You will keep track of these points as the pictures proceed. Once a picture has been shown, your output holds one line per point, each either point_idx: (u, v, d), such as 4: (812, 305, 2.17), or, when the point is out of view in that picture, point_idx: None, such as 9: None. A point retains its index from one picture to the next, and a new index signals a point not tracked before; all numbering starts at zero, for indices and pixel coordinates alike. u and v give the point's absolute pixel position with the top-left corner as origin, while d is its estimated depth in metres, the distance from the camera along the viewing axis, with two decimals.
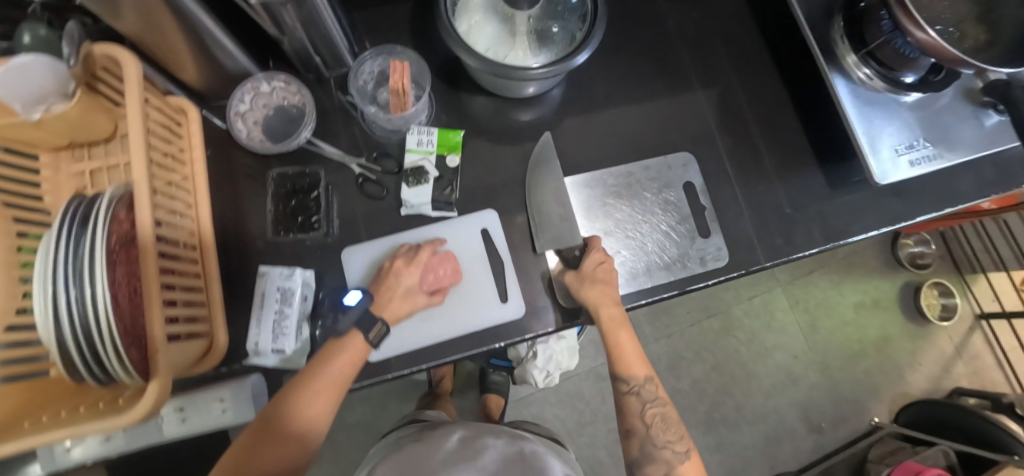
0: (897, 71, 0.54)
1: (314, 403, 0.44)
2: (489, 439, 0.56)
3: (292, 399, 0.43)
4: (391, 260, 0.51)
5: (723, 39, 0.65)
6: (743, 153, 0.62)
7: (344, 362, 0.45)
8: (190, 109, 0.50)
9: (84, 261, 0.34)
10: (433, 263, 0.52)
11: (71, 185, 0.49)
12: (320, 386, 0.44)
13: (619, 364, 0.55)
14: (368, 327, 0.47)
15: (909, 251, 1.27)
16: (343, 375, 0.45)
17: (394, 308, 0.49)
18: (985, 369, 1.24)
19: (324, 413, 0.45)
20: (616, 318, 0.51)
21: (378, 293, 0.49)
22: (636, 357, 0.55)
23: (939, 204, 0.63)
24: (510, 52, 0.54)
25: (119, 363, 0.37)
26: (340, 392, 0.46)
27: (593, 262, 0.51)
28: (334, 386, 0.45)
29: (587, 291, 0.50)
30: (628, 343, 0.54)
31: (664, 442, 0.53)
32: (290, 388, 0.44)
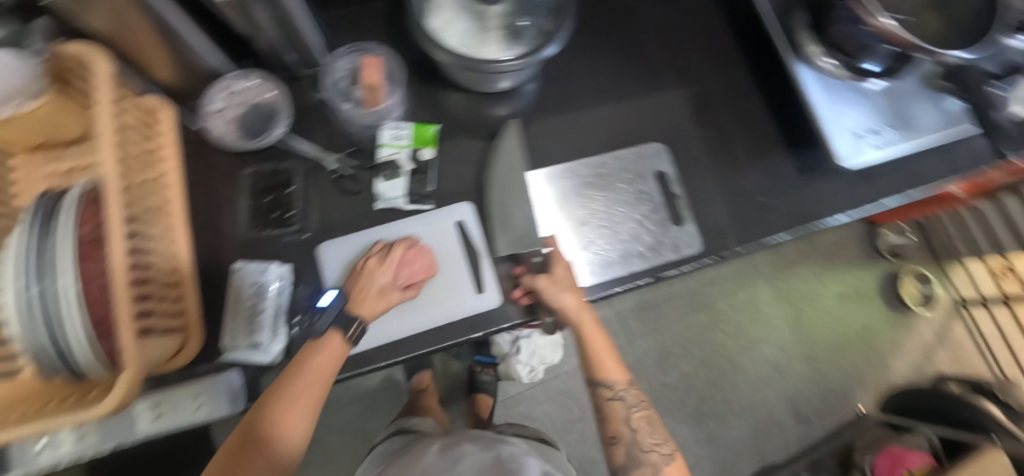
0: (858, 58, 0.57)
1: (299, 404, 0.45)
2: (472, 449, 0.65)
3: (277, 401, 0.45)
4: (365, 260, 0.52)
5: (692, 33, 0.67)
6: (714, 143, 0.63)
7: (325, 362, 0.46)
8: (164, 109, 0.50)
9: (50, 255, 0.34)
10: (407, 262, 0.52)
11: (42, 185, 0.49)
12: (303, 388, 0.45)
13: (598, 372, 0.58)
14: (346, 326, 0.48)
15: (887, 242, 1.29)
16: (325, 374, 0.46)
17: (371, 304, 0.50)
18: (967, 356, 1.26)
19: (311, 410, 0.46)
20: (593, 323, 0.55)
21: (353, 292, 0.50)
22: (614, 364, 0.58)
23: (906, 188, 0.65)
24: (481, 46, 0.55)
25: (89, 358, 0.36)
26: (323, 389, 0.47)
27: (561, 267, 0.52)
28: (316, 386, 0.46)
29: (564, 298, 0.51)
30: (604, 350, 0.57)
31: (650, 445, 0.56)
32: (274, 390, 0.46)
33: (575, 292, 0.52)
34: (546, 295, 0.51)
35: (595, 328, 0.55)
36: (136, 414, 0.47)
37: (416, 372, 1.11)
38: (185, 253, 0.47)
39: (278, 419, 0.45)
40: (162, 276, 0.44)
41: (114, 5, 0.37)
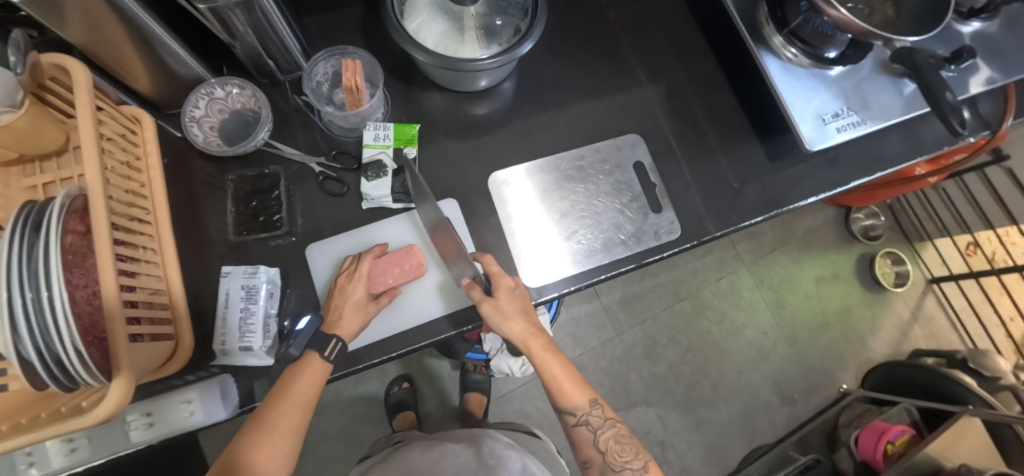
0: (821, 48, 0.60)
1: (282, 429, 0.46)
2: (455, 447, 0.68)
3: (258, 431, 0.46)
4: (335, 280, 0.52)
5: (661, 28, 0.70)
6: (687, 133, 0.66)
7: (305, 385, 0.47)
8: (144, 118, 0.50)
9: (39, 266, 0.34)
10: (378, 267, 0.53)
11: (22, 198, 0.48)
12: (286, 413, 0.46)
13: (562, 400, 0.57)
14: (322, 345, 0.48)
15: (861, 225, 1.34)
16: (307, 395, 0.47)
17: (347, 323, 0.49)
18: (940, 331, 1.32)
19: (294, 435, 0.48)
20: (546, 347, 0.55)
21: (327, 314, 0.50)
22: (575, 388, 0.57)
23: (869, 169, 0.68)
24: (459, 47, 0.57)
25: (82, 366, 0.36)
26: (305, 409, 0.48)
27: (503, 291, 0.52)
28: (298, 408, 0.47)
29: (510, 326, 0.52)
30: (564, 375, 0.56)
31: (620, 464, 0.57)
32: (254, 418, 0.46)
33: (524, 319, 0.53)
34: (491, 322, 0.51)
35: (550, 349, 0.55)
36: (126, 425, 0.45)
37: (398, 414, 1.09)
38: (172, 258, 0.47)
39: (259, 449, 0.46)
40: (150, 282, 0.44)
41: (90, 15, 0.37)
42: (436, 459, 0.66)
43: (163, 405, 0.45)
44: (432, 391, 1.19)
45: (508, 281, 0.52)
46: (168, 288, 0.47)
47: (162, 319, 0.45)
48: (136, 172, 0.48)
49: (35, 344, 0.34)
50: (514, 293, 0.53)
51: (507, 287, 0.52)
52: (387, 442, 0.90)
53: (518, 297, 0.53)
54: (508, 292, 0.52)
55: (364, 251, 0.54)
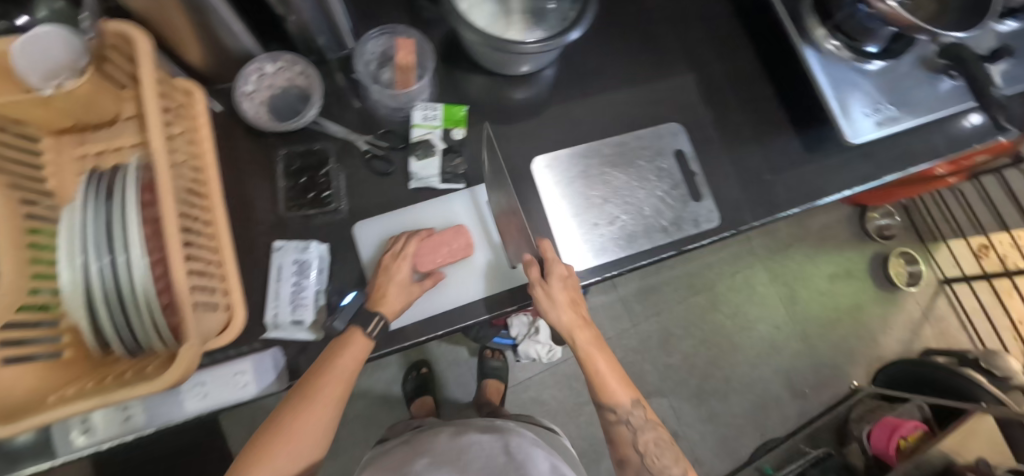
0: (862, 42, 0.60)
1: (323, 402, 0.47)
2: (476, 436, 0.61)
3: (300, 400, 0.46)
4: (381, 259, 0.52)
5: (700, 17, 0.70)
6: (725, 122, 0.66)
7: (349, 360, 0.47)
8: (196, 91, 0.48)
9: (117, 235, 0.34)
10: (425, 248, 0.53)
11: (74, 168, 0.48)
12: (327, 386, 0.47)
13: (604, 395, 0.57)
14: (366, 322, 0.49)
15: (876, 224, 1.34)
16: (349, 370, 0.48)
17: (392, 300, 0.50)
18: (950, 330, 1.33)
19: (332, 410, 0.48)
20: (593, 341, 0.57)
21: (372, 291, 0.51)
22: (620, 386, 0.57)
23: (905, 164, 0.68)
24: (507, 29, 0.57)
25: (154, 333, 0.37)
26: (346, 385, 0.48)
27: (558, 280, 0.52)
28: (340, 383, 0.47)
29: (559, 315, 0.53)
30: (609, 371, 0.57)
31: (659, 468, 0.56)
32: (298, 388, 0.47)
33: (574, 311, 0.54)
34: (541, 307, 0.52)
35: (597, 345, 0.57)
36: (181, 392, 0.46)
37: (415, 399, 1.10)
38: (225, 231, 0.47)
39: (299, 418, 0.46)
40: (204, 254, 0.44)
41: None
42: (459, 450, 0.57)
43: (216, 377, 0.47)
44: (449, 377, 1.20)
45: (562, 269, 0.52)
46: (222, 260, 0.46)
47: (217, 291, 0.45)
48: (190, 144, 0.47)
49: (108, 311, 0.35)
50: (566, 282, 0.53)
51: (559, 274, 0.52)
52: (403, 426, 0.86)
53: (569, 290, 0.53)
54: (560, 281, 0.52)
55: (412, 231, 0.55)
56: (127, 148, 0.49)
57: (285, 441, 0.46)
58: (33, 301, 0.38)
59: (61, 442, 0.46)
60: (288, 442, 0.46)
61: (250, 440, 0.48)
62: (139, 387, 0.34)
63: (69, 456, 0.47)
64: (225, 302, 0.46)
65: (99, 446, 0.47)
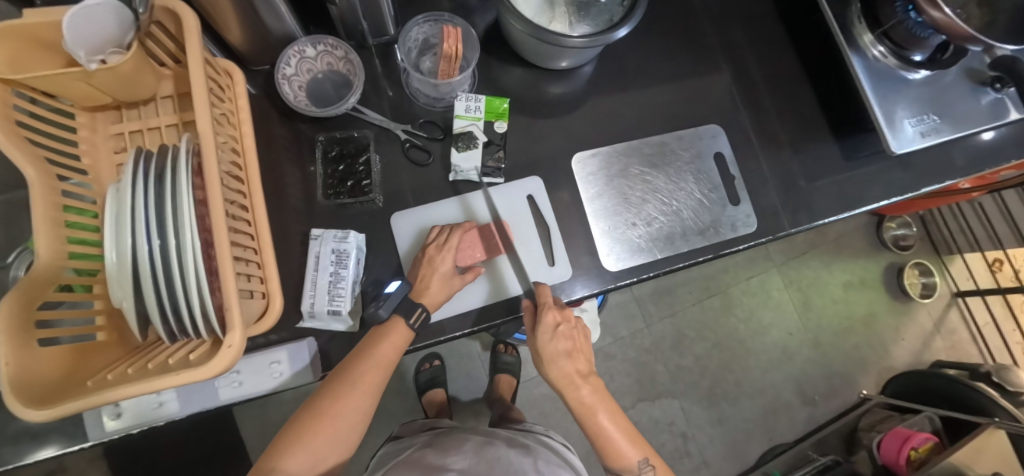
0: (907, 49, 0.58)
1: (362, 389, 0.46)
2: (504, 449, 0.62)
3: (339, 386, 0.46)
4: (424, 249, 0.52)
5: (743, 18, 0.68)
6: (764, 126, 0.65)
7: (389, 349, 0.47)
8: (236, 72, 0.46)
9: (169, 218, 0.33)
10: (465, 244, 0.54)
11: (108, 146, 0.46)
12: (366, 374, 0.46)
13: (610, 457, 0.57)
14: (408, 313, 0.49)
15: (892, 234, 1.34)
16: (388, 360, 0.47)
17: (434, 293, 0.50)
18: (961, 344, 1.33)
19: (369, 399, 0.47)
20: (596, 395, 0.55)
21: (415, 280, 0.50)
22: (628, 444, 0.56)
23: (943, 176, 0.67)
24: (551, 23, 0.55)
25: (201, 321, 0.36)
26: (384, 375, 0.48)
27: (546, 331, 0.52)
28: (378, 372, 0.47)
29: (553, 368, 0.54)
30: (613, 427, 0.56)
31: None
32: (337, 372, 0.47)
33: (563, 364, 0.54)
34: (537, 358, 0.54)
35: (600, 400, 0.55)
36: (218, 382, 0.48)
37: (428, 391, 1.11)
38: (263, 217, 0.45)
39: (336, 404, 0.46)
40: (243, 240, 0.42)
41: None
42: (489, 463, 0.57)
43: (251, 365, 0.49)
44: (460, 371, 1.20)
45: (551, 318, 0.52)
46: (259, 249, 0.45)
47: (253, 278, 0.44)
48: (229, 126, 0.45)
49: (156, 295, 0.34)
50: (557, 332, 0.53)
51: (551, 324, 0.52)
52: (418, 424, 0.86)
53: (559, 339, 0.53)
54: (550, 330, 0.52)
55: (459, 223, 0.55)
56: (164, 128, 0.47)
57: (322, 425, 0.46)
58: (64, 282, 0.39)
59: (92, 425, 0.47)
60: (324, 426, 0.46)
61: (286, 424, 0.47)
62: (178, 375, 0.34)
63: (99, 441, 0.48)
64: (261, 290, 0.44)
65: (132, 429, 0.47)
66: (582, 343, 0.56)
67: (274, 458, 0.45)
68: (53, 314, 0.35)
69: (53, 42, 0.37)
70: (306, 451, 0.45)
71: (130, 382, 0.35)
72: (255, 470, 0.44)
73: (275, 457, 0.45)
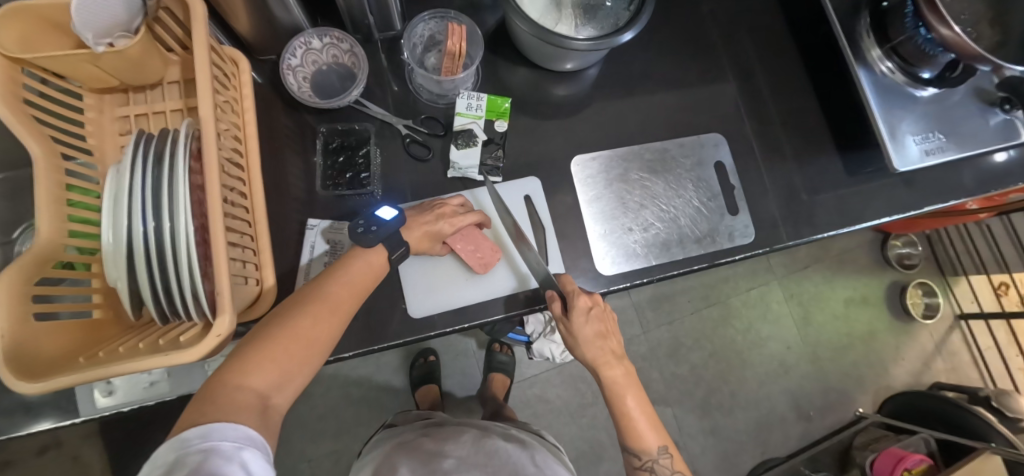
0: (916, 66, 0.57)
1: (339, 311, 0.43)
2: (500, 442, 0.62)
3: (317, 303, 0.42)
4: (441, 204, 0.54)
5: (753, 27, 0.68)
6: (768, 137, 0.65)
7: (365, 274, 0.46)
8: (242, 61, 0.47)
9: (164, 194, 0.34)
10: (465, 236, 0.55)
11: (114, 128, 0.47)
12: (345, 294, 0.44)
13: (631, 440, 0.56)
14: (393, 248, 0.49)
15: (896, 252, 1.33)
16: (363, 286, 0.46)
17: (418, 241, 0.52)
18: (962, 366, 1.31)
19: (344, 324, 0.43)
20: (626, 376, 0.56)
21: (414, 221, 0.51)
22: (649, 430, 0.55)
23: (947, 195, 0.66)
24: (557, 23, 0.55)
25: (192, 305, 0.36)
26: (357, 302, 0.45)
27: (580, 313, 0.52)
28: (355, 295, 0.45)
29: (587, 351, 0.55)
30: (638, 411, 0.55)
31: None
32: (305, 295, 0.42)
33: (600, 344, 0.54)
34: (571, 342, 0.55)
35: (628, 382, 0.55)
36: (207, 364, 0.50)
37: (422, 386, 1.12)
38: (261, 205, 0.45)
39: (315, 322, 0.41)
40: (239, 226, 0.43)
41: None
42: (487, 455, 0.58)
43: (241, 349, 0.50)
44: (456, 368, 1.21)
45: (585, 302, 0.52)
46: (255, 236, 0.45)
47: (249, 264, 0.44)
48: (232, 114, 0.45)
49: (149, 275, 0.34)
50: (590, 315, 0.53)
51: (583, 308, 0.52)
52: (414, 414, 0.86)
53: (592, 322, 0.53)
54: (583, 314, 0.52)
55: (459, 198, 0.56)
56: (169, 113, 0.48)
57: (295, 344, 0.39)
58: (65, 259, 0.40)
59: (84, 402, 0.48)
60: (297, 345, 0.39)
61: (234, 351, 0.38)
62: (168, 356, 0.34)
63: (89, 417, 0.48)
64: (256, 277, 0.45)
65: (124, 407, 0.48)
66: (613, 327, 0.56)
67: (232, 379, 0.36)
68: (51, 291, 0.36)
69: (63, 23, 0.38)
70: (272, 372, 0.38)
71: (122, 360, 0.36)
72: (201, 396, 0.34)
73: (231, 378, 0.36)
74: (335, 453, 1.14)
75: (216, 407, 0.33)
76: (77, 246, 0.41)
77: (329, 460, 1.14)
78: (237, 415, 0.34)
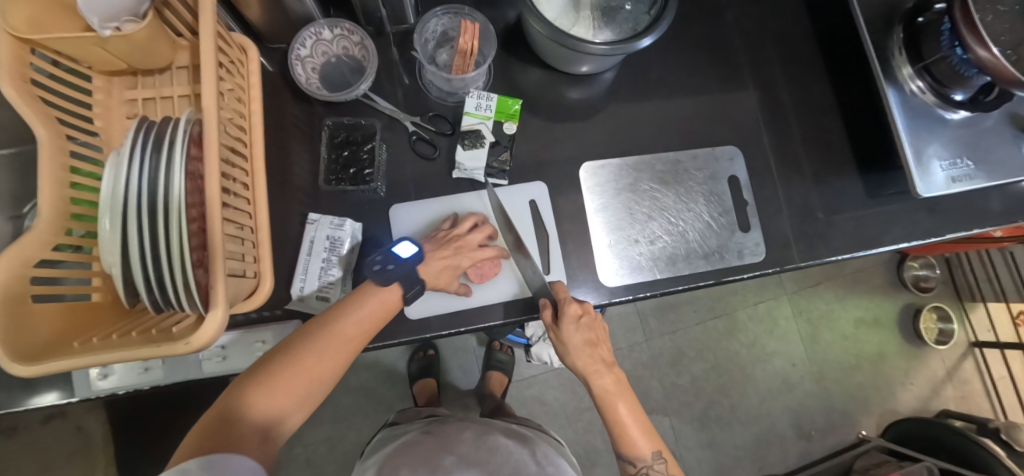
0: (948, 87, 0.54)
1: (344, 348, 0.43)
2: (501, 439, 0.59)
3: (323, 342, 0.42)
4: (455, 235, 0.53)
5: (779, 37, 0.65)
6: (786, 152, 0.62)
7: (377, 310, 0.45)
8: (250, 48, 0.46)
9: (159, 192, 0.33)
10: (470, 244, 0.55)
11: (121, 112, 0.47)
12: (353, 333, 0.44)
13: (625, 448, 0.55)
14: (409, 286, 0.48)
15: (913, 274, 1.29)
16: (372, 325, 0.45)
17: (435, 276, 0.51)
18: (973, 395, 1.27)
19: (349, 359, 0.44)
20: (616, 384, 0.55)
21: (432, 257, 0.51)
22: (641, 437, 0.54)
23: (970, 224, 0.63)
24: (575, 24, 0.53)
25: (187, 298, 0.36)
26: (364, 339, 0.45)
27: (570, 322, 0.51)
28: (362, 332, 0.44)
29: (578, 359, 0.54)
30: (630, 418, 0.54)
31: None
32: (310, 331, 0.42)
33: (590, 352, 0.53)
34: (564, 352, 0.54)
35: (619, 388, 0.54)
36: (201, 356, 0.50)
37: (421, 379, 1.12)
38: (263, 197, 0.45)
39: (319, 361, 0.41)
40: (240, 218, 0.43)
41: None
42: (488, 450, 0.55)
43: (236, 341, 0.50)
44: (455, 363, 1.21)
45: (574, 311, 0.51)
46: (255, 227, 0.45)
47: (248, 256, 0.44)
48: (238, 102, 0.45)
49: (141, 268, 0.33)
50: (579, 324, 0.52)
51: (573, 316, 0.51)
52: (413, 413, 0.85)
53: (582, 330, 0.52)
54: (573, 323, 0.52)
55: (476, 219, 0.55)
56: (177, 99, 0.47)
57: (298, 381, 0.40)
58: (69, 241, 0.40)
59: (81, 383, 0.49)
60: (300, 381, 0.40)
61: (238, 381, 0.39)
62: (159, 347, 0.34)
63: (86, 397, 0.49)
64: (253, 269, 0.45)
65: (121, 390, 0.49)
66: (603, 333, 0.55)
67: (234, 411, 0.37)
68: (50, 273, 0.36)
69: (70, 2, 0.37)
70: (274, 409, 0.39)
71: (116, 347, 0.36)
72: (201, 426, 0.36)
73: (233, 411, 0.37)
74: (331, 440, 1.15)
75: (215, 441, 0.35)
76: (82, 229, 0.41)
77: (323, 446, 1.15)
78: (235, 448, 0.35)
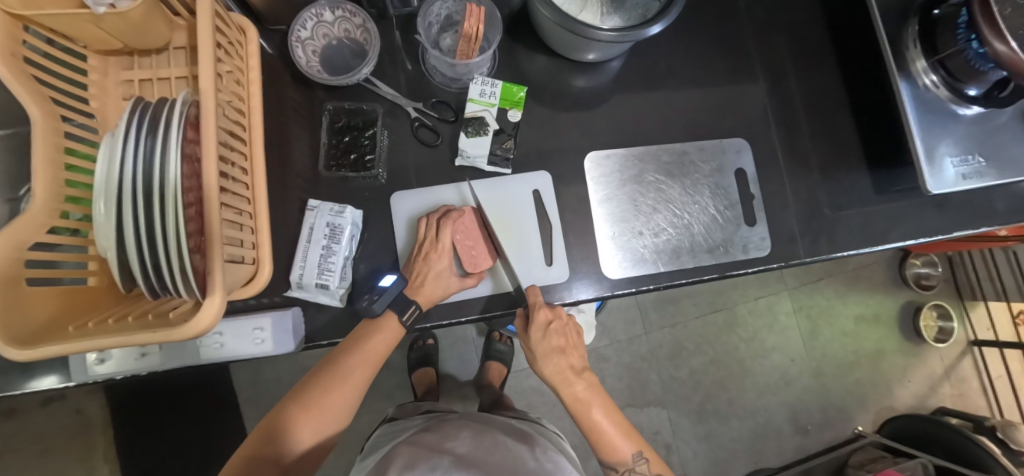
0: (963, 82, 0.53)
1: (351, 383, 0.51)
2: (499, 437, 0.58)
3: (332, 379, 0.50)
4: (419, 246, 0.52)
5: (792, 28, 0.64)
6: (794, 147, 0.61)
7: (378, 347, 0.51)
8: (249, 29, 0.45)
9: (155, 178, 0.32)
10: (462, 229, 0.54)
11: (118, 94, 0.46)
12: (359, 369, 0.51)
13: (603, 453, 0.56)
14: (402, 310, 0.51)
15: (915, 271, 1.29)
16: (378, 357, 0.52)
17: (428, 290, 0.51)
18: (970, 393, 1.27)
19: (357, 391, 0.52)
20: (589, 389, 0.56)
21: (412, 277, 0.51)
22: (621, 439, 0.55)
23: (977, 222, 0.63)
24: (582, 10, 0.52)
25: (184, 285, 0.35)
26: (375, 367, 0.52)
27: (537, 326, 0.52)
28: (367, 369, 0.51)
29: (546, 366, 0.55)
30: (607, 422, 0.56)
31: None
32: (326, 370, 0.50)
33: (557, 359, 0.55)
34: (535, 357, 0.55)
35: (595, 393, 0.56)
36: (199, 341, 0.49)
37: (420, 369, 1.12)
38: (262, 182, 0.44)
39: (331, 395, 0.50)
40: (239, 204, 0.42)
41: None
42: (487, 450, 0.54)
43: (234, 327, 0.49)
44: (455, 353, 1.22)
45: (544, 316, 0.52)
46: (253, 213, 0.44)
47: (246, 241, 0.43)
48: (238, 85, 0.44)
49: (138, 254, 0.32)
50: (549, 330, 0.53)
51: (541, 322, 0.52)
52: (412, 407, 0.86)
53: (550, 337, 0.53)
54: (542, 329, 0.52)
55: (445, 211, 0.53)
56: (173, 80, 0.46)
57: (314, 413, 0.49)
58: (65, 225, 0.39)
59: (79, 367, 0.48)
60: (314, 414, 0.49)
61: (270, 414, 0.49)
62: (156, 333, 0.33)
63: (83, 381, 0.49)
64: (252, 255, 0.44)
65: (119, 374, 0.49)
66: (575, 339, 0.57)
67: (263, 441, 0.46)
68: (44, 256, 0.35)
69: None
70: (297, 438, 0.48)
71: (113, 333, 0.35)
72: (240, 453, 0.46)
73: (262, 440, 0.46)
74: None
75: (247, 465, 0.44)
76: (78, 212, 0.40)
77: None
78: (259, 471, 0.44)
